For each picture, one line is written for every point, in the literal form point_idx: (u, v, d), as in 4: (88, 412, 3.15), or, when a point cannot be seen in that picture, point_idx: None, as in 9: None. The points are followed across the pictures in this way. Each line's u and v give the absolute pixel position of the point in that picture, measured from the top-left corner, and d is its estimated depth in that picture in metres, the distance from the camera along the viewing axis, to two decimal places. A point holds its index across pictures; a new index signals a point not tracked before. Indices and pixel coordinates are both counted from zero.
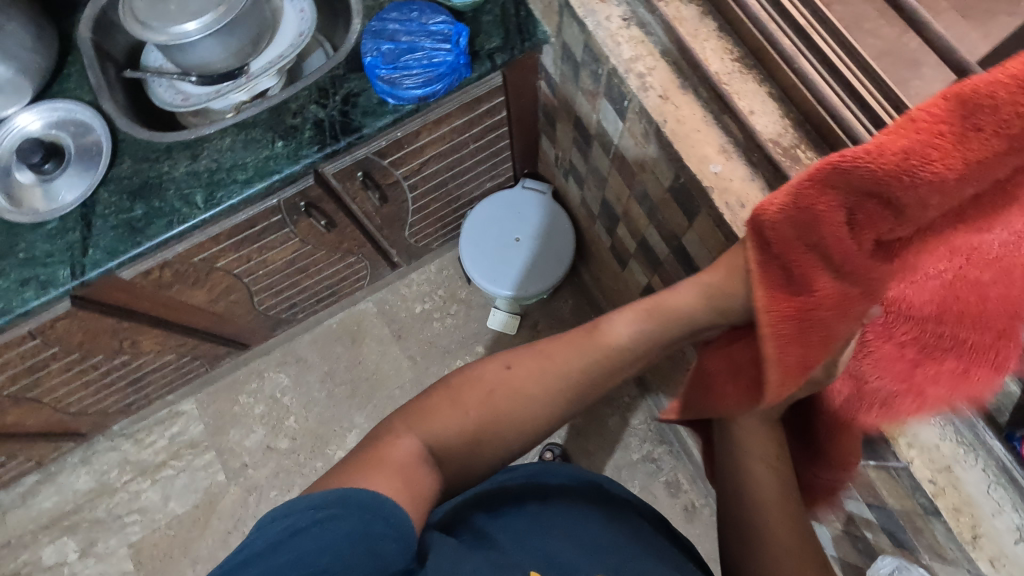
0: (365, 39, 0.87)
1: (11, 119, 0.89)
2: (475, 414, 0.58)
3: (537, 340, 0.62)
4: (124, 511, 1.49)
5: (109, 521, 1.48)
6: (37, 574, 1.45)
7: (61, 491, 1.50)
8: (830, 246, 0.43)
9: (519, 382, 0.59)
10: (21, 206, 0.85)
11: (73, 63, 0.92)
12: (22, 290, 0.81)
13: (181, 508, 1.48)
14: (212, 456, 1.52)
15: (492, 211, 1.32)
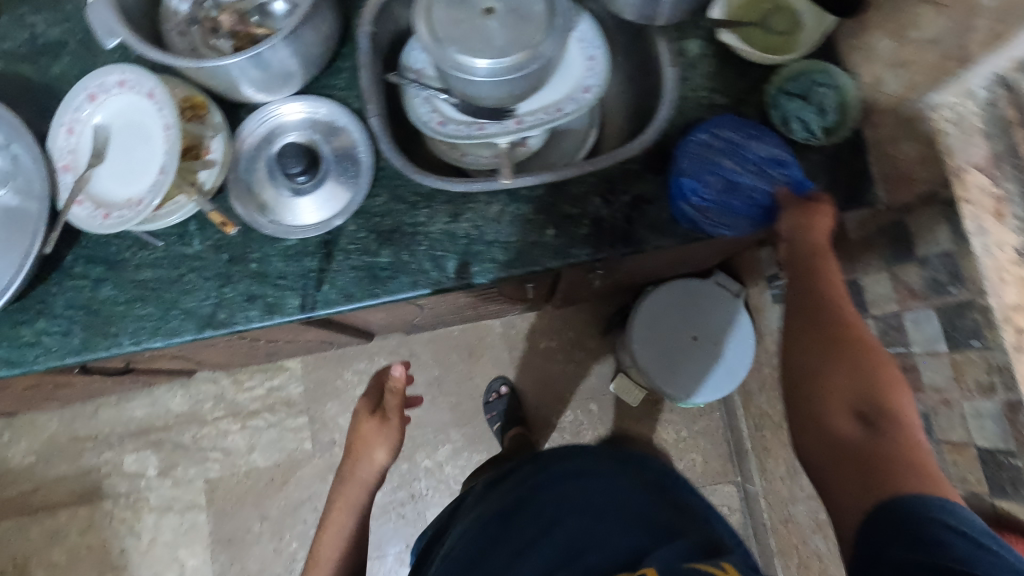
0: (684, 152, 0.73)
1: (270, 104, 0.78)
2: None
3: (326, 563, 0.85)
4: (207, 445, 1.48)
5: (190, 449, 1.47)
6: (115, 478, 1.46)
7: (154, 405, 1.49)
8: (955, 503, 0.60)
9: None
10: (260, 209, 0.76)
11: (346, 56, 0.82)
12: (247, 307, 0.75)
13: (262, 462, 1.47)
14: (304, 421, 1.49)
15: (673, 300, 1.24)
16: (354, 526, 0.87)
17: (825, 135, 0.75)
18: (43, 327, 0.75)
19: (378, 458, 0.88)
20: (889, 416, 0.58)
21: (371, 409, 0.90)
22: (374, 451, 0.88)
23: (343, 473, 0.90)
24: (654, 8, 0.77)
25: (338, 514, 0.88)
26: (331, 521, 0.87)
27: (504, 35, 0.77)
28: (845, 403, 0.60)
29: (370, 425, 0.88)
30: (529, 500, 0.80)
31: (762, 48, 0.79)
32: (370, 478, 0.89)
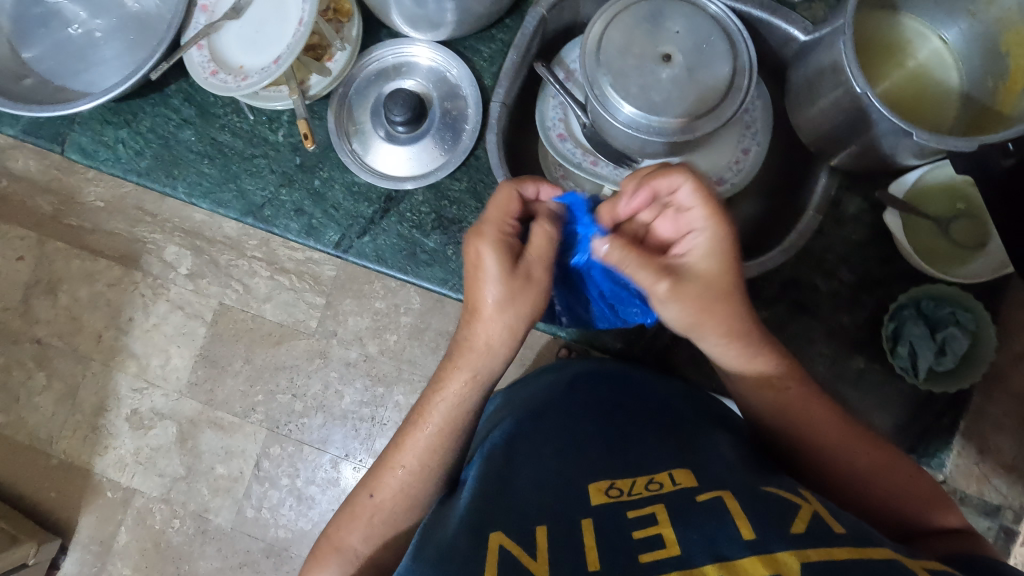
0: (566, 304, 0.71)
1: (410, 41, 0.76)
2: (397, 476, 0.57)
3: (387, 449, 0.58)
4: (235, 275, 1.15)
5: (220, 268, 1.16)
6: (25, 260, 1.19)
7: (108, 187, 1.15)
8: (912, 492, 0.52)
9: (389, 490, 0.56)
10: (350, 134, 0.75)
11: (507, 29, 0.77)
12: (292, 217, 0.76)
13: (269, 316, 1.16)
14: (322, 302, 1.14)
15: None
16: (410, 480, 0.56)
17: (926, 378, 0.65)
18: (123, 138, 0.78)
19: (494, 274, 0.52)
20: (840, 454, 0.53)
21: (508, 226, 0.54)
22: (498, 305, 0.53)
23: (416, 405, 0.57)
24: (836, 146, 0.67)
25: (399, 454, 0.57)
26: (402, 442, 0.57)
27: (665, 90, 0.69)
28: (843, 473, 0.53)
29: (498, 249, 0.53)
30: (541, 392, 0.60)
31: (923, 249, 0.67)
32: (472, 365, 0.55)
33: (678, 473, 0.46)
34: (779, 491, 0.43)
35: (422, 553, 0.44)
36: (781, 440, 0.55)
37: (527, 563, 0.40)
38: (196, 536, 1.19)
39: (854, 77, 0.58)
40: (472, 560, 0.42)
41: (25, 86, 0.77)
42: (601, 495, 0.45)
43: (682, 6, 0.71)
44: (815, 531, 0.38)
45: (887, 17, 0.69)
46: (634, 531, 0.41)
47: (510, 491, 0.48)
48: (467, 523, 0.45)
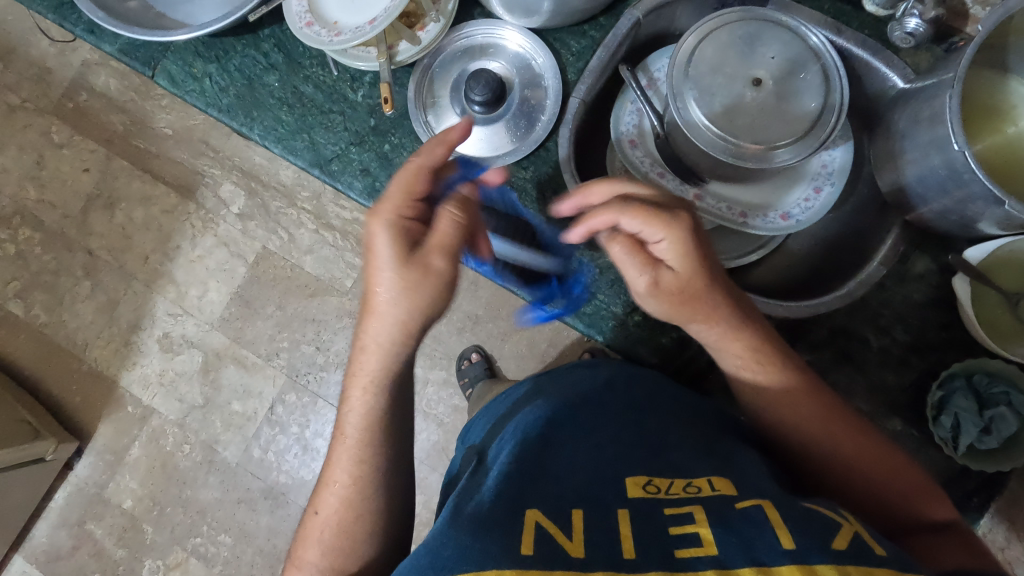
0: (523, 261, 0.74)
1: (502, 24, 0.76)
2: (340, 487, 0.55)
3: (322, 472, 0.57)
4: (283, 223, 1.18)
5: (270, 213, 1.19)
6: (90, 174, 1.24)
7: (181, 118, 1.19)
8: (931, 516, 0.50)
9: (331, 508, 0.55)
10: (427, 105, 0.77)
11: (600, 28, 0.76)
12: (355, 175, 0.77)
13: (308, 268, 1.18)
14: (361, 264, 1.16)
15: None
16: (355, 485, 0.55)
17: (964, 454, 0.63)
18: (210, 72, 0.80)
19: (388, 261, 0.51)
20: (862, 475, 0.51)
21: (405, 209, 0.52)
22: (400, 304, 0.51)
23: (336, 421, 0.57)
24: (915, 202, 0.65)
25: (332, 468, 0.56)
26: (330, 461, 0.56)
27: (752, 112, 0.67)
28: (873, 498, 0.51)
29: (391, 235, 0.51)
30: (582, 383, 0.59)
31: (985, 321, 0.65)
32: (373, 375, 0.54)
33: (717, 480, 0.44)
34: (819, 507, 0.41)
35: (458, 522, 0.42)
36: (805, 462, 0.54)
37: (562, 542, 0.39)
38: (202, 464, 1.23)
39: (952, 133, 0.56)
40: (504, 529, 0.40)
41: (127, 8, 0.80)
42: (639, 489, 0.44)
43: (781, 32, 0.69)
44: (856, 548, 0.36)
45: (993, 79, 0.66)
46: (670, 527, 0.40)
47: (544, 471, 0.46)
48: (504, 498, 0.43)
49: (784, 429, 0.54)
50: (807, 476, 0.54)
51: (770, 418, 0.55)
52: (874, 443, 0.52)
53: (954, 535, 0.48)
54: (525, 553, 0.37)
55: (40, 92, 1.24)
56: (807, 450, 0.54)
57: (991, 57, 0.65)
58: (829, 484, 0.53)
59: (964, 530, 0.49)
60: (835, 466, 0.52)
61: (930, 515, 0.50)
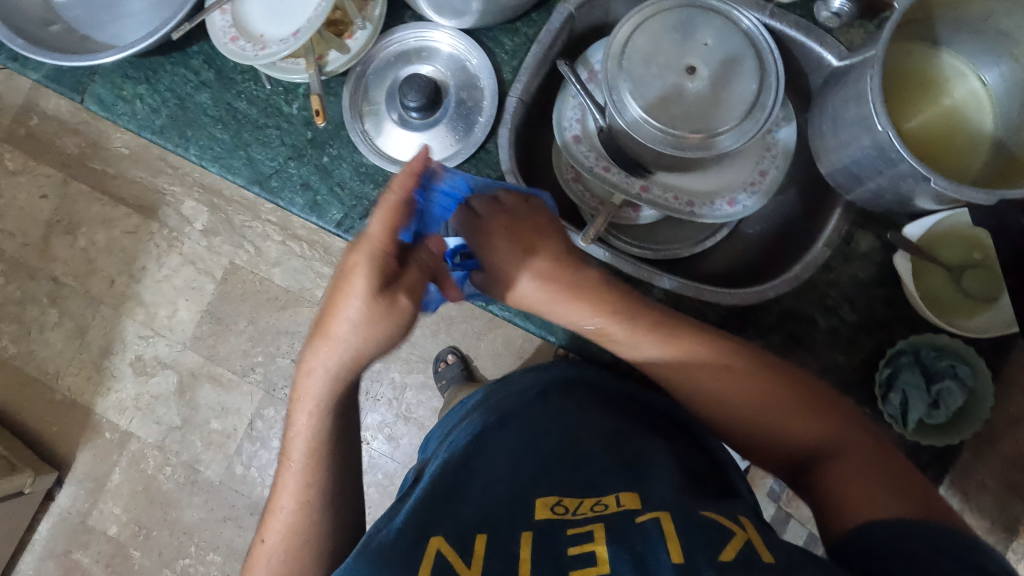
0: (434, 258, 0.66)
1: (432, 26, 0.75)
2: (287, 510, 0.57)
3: (270, 499, 0.59)
4: (248, 237, 1.16)
5: (234, 227, 1.17)
6: (48, 199, 1.21)
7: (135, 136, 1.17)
8: (856, 457, 0.51)
9: (279, 528, 0.57)
10: (365, 113, 0.75)
11: (533, 24, 0.75)
12: (296, 190, 0.75)
13: (277, 281, 1.17)
14: (329, 273, 1.15)
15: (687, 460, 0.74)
16: (299, 509, 0.57)
17: (915, 430, 0.64)
18: (142, 93, 0.78)
19: (362, 295, 0.52)
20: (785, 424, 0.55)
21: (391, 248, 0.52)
22: (364, 331, 0.53)
23: (284, 447, 0.59)
24: (851, 182, 0.65)
25: (280, 494, 0.58)
26: (278, 486, 0.58)
27: (684, 103, 0.67)
28: (800, 448, 0.54)
29: (368, 272, 0.52)
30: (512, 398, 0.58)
31: (930, 295, 0.65)
32: (315, 402, 0.57)
33: (625, 495, 0.44)
34: (716, 516, 0.41)
35: (363, 552, 0.41)
36: (736, 425, 0.58)
37: (459, 569, 0.39)
38: (185, 485, 1.22)
39: (876, 113, 0.55)
40: (406, 559, 0.40)
41: (51, 32, 0.77)
42: (546, 510, 0.43)
43: (714, 18, 0.69)
44: (745, 558, 0.36)
45: (927, 52, 0.66)
46: (570, 547, 0.39)
47: (459, 498, 0.46)
48: (411, 526, 0.43)
49: (707, 399, 0.58)
50: (745, 439, 0.58)
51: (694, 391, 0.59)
52: (767, 386, 0.56)
53: (873, 471, 0.49)
54: None
55: None
56: (733, 414, 0.57)
57: (922, 29, 0.64)
58: (763, 441, 0.56)
59: (891, 466, 0.50)
60: (760, 418, 0.56)
61: (848, 447, 0.52)
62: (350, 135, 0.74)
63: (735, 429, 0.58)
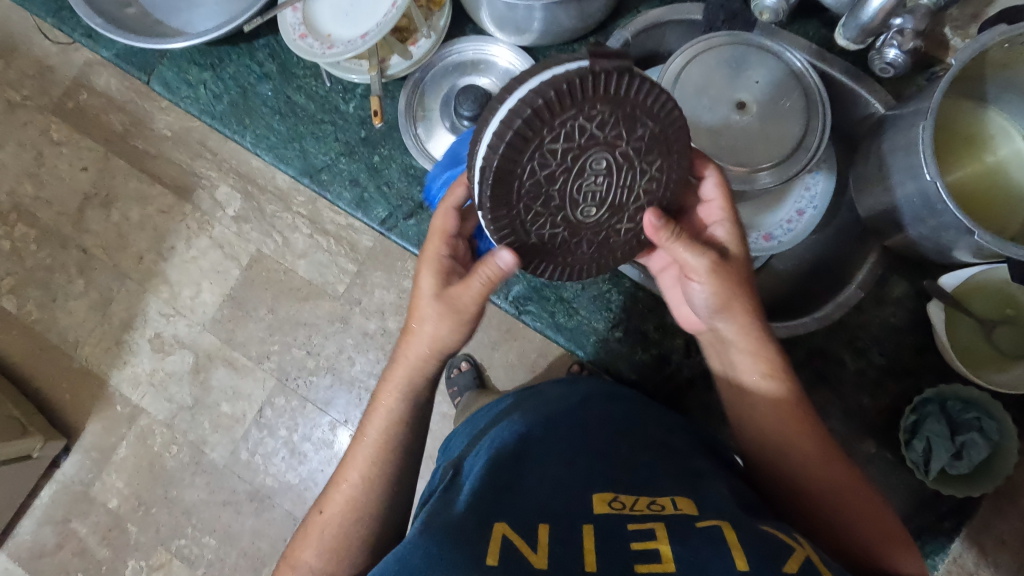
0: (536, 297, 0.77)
1: (493, 40, 0.77)
2: (351, 485, 0.57)
3: (332, 472, 0.59)
4: (277, 227, 1.19)
5: (265, 216, 1.19)
6: (88, 172, 1.25)
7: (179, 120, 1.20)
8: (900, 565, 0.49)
9: (340, 498, 0.56)
10: (418, 119, 0.77)
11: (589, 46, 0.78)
12: (346, 186, 0.78)
13: (301, 272, 1.19)
14: (353, 270, 1.17)
15: None
16: (362, 484, 0.56)
17: (936, 478, 0.64)
18: (205, 80, 0.81)
19: (427, 289, 0.57)
20: (829, 501, 0.51)
21: (441, 252, 0.57)
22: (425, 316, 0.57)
23: (359, 421, 0.60)
24: (891, 228, 0.67)
25: (345, 467, 0.58)
26: (345, 460, 0.58)
27: (733, 137, 0.69)
28: (836, 530, 0.50)
29: (428, 274, 0.57)
30: (557, 401, 0.58)
31: (963, 348, 0.66)
32: (403, 384, 0.58)
33: (680, 499, 0.45)
34: (776, 531, 0.41)
35: (428, 529, 0.43)
36: (778, 471, 0.54)
37: (527, 554, 0.39)
38: (189, 465, 1.23)
39: (925, 162, 0.57)
40: (471, 541, 0.40)
41: (127, 14, 0.80)
42: (604, 505, 0.44)
43: (768, 57, 0.71)
44: (810, 571, 0.37)
45: (973, 108, 0.68)
46: (632, 542, 0.40)
47: (516, 485, 0.46)
48: (470, 509, 0.44)
49: (767, 435, 0.55)
50: (779, 488, 0.54)
51: (757, 423, 0.56)
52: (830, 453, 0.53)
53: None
54: (489, 562, 0.38)
55: (41, 91, 1.24)
56: (784, 461, 0.54)
57: (971, 85, 0.66)
58: (795, 499, 0.53)
59: None
60: (808, 479, 0.52)
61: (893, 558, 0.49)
62: (403, 137, 0.76)
63: (776, 473, 0.54)
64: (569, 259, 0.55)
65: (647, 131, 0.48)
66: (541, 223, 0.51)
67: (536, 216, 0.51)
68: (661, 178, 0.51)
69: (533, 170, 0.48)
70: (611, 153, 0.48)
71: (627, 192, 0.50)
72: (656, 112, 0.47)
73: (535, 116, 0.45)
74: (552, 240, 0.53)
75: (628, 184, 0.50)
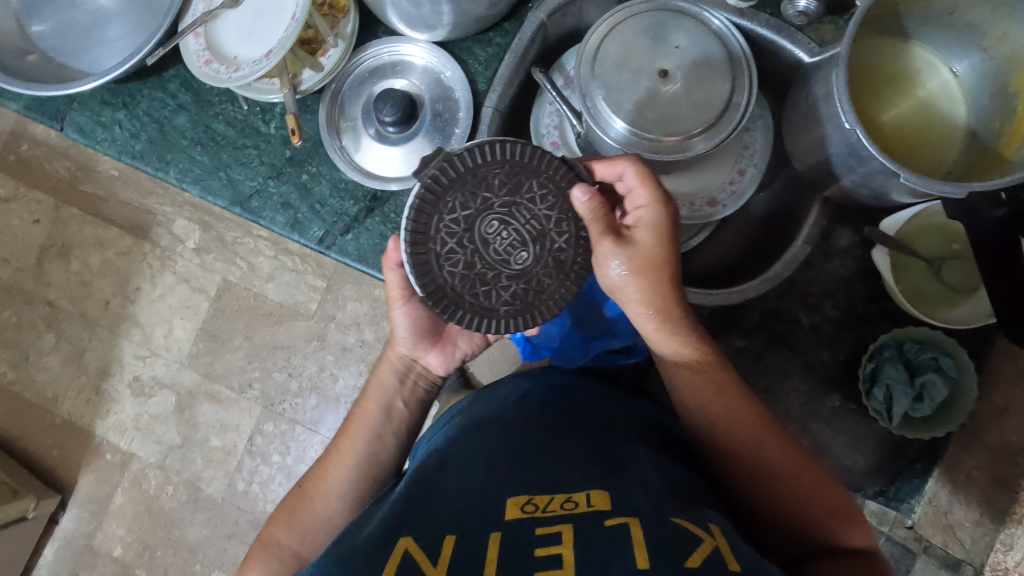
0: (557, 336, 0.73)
1: (406, 40, 0.75)
2: (336, 472, 0.63)
3: (316, 460, 0.65)
4: (240, 253, 1.17)
5: (226, 244, 1.17)
6: (40, 224, 1.22)
7: None
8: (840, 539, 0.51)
9: (325, 482, 0.63)
10: (342, 130, 0.76)
11: (506, 32, 0.76)
12: (277, 210, 0.76)
13: (270, 296, 1.17)
14: (323, 286, 1.15)
15: None
16: (348, 473, 0.63)
17: (900, 423, 0.64)
18: (120, 119, 0.79)
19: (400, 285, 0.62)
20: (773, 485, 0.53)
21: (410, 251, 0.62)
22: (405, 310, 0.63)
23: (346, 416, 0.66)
24: (829, 179, 0.65)
25: (331, 454, 0.64)
26: (331, 448, 0.65)
27: (659, 106, 0.67)
28: (778, 512, 0.52)
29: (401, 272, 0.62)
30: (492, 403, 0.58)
31: (913, 290, 0.65)
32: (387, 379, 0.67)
33: (596, 495, 0.44)
34: (686, 523, 0.41)
35: (334, 553, 0.42)
36: (722, 460, 0.55)
37: (426, 568, 0.39)
38: (188, 504, 1.22)
39: (843, 110, 0.56)
40: (371, 560, 0.40)
41: (28, 62, 0.78)
42: (517, 509, 0.43)
43: (684, 20, 0.69)
44: (710, 565, 0.36)
45: (897, 45, 0.66)
46: (536, 548, 0.39)
47: (432, 497, 0.46)
48: (380, 527, 0.43)
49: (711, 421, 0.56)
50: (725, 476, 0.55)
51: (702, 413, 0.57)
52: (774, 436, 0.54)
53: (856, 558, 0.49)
54: None
55: None
56: (727, 449, 0.55)
57: (890, 23, 0.64)
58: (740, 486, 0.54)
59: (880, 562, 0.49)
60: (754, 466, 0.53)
61: (838, 531, 0.51)
62: (327, 152, 0.74)
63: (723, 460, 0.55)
64: (545, 303, 0.56)
65: (501, 176, 0.54)
66: (495, 294, 0.55)
67: (484, 292, 0.55)
68: (553, 197, 0.55)
69: (450, 269, 0.55)
70: (494, 212, 0.54)
71: (535, 221, 0.55)
72: (497, 160, 0.54)
73: (425, 204, 0.54)
74: (515, 300, 0.55)
75: (529, 217, 0.55)
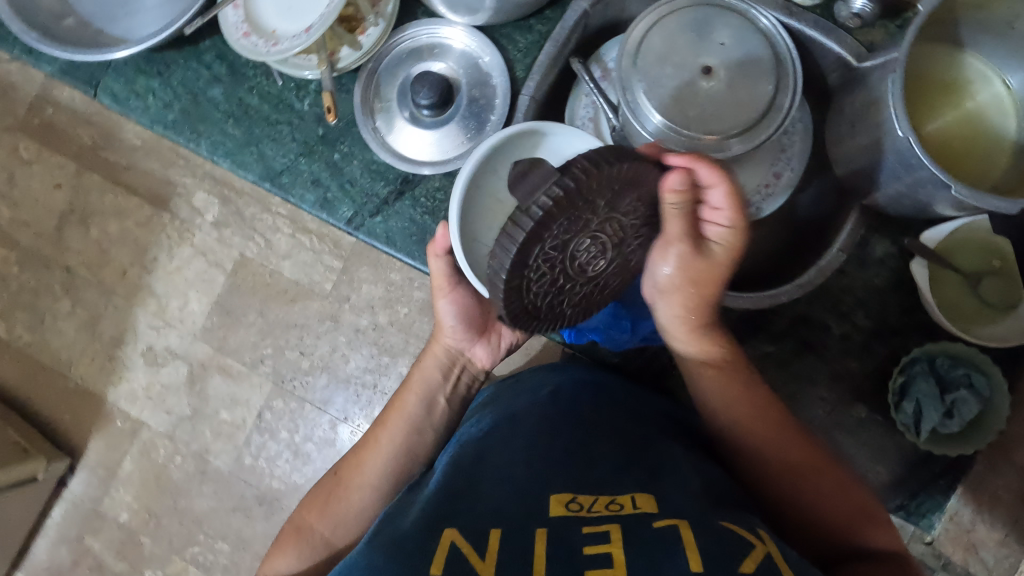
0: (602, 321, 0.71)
1: (445, 22, 0.74)
2: (372, 460, 0.63)
3: (350, 451, 0.65)
4: (259, 229, 1.17)
5: (245, 219, 1.17)
6: (61, 189, 1.22)
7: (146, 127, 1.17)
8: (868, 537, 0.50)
9: (359, 469, 0.63)
10: (376, 111, 0.75)
11: (546, 19, 0.75)
12: (308, 188, 0.76)
13: (286, 273, 1.17)
14: (339, 267, 1.14)
15: None
16: (382, 461, 0.63)
17: (928, 439, 0.63)
18: (154, 88, 0.78)
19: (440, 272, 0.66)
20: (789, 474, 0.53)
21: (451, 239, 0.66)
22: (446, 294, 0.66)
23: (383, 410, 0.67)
24: (870, 186, 0.64)
25: (365, 444, 0.65)
26: (367, 439, 0.65)
27: (701, 104, 0.66)
28: (799, 508, 0.52)
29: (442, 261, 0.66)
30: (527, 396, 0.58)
31: (948, 304, 0.64)
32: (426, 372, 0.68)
33: (641, 498, 0.44)
34: (735, 527, 0.40)
35: (379, 544, 0.42)
36: (742, 452, 0.56)
37: (475, 562, 0.39)
38: (195, 475, 1.23)
39: (896, 117, 0.54)
40: (417, 555, 0.40)
41: (65, 26, 0.77)
42: (561, 507, 0.43)
43: (731, 17, 0.67)
44: (765, 570, 0.36)
45: (948, 54, 0.65)
46: (584, 546, 0.39)
47: (472, 491, 0.46)
48: (424, 516, 0.44)
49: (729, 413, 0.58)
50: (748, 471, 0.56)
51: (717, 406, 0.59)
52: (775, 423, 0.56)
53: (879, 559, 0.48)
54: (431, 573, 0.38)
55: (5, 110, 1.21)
56: (742, 438, 0.56)
57: (944, 30, 0.63)
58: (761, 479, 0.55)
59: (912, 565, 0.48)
60: (771, 458, 0.54)
61: (863, 529, 0.50)
62: (361, 132, 0.74)
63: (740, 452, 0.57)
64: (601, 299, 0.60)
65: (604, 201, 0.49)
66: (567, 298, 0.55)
67: (558, 301, 0.55)
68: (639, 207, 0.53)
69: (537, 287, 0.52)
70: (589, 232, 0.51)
71: (620, 233, 0.53)
72: (606, 183, 0.48)
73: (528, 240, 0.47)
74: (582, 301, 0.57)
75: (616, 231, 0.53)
